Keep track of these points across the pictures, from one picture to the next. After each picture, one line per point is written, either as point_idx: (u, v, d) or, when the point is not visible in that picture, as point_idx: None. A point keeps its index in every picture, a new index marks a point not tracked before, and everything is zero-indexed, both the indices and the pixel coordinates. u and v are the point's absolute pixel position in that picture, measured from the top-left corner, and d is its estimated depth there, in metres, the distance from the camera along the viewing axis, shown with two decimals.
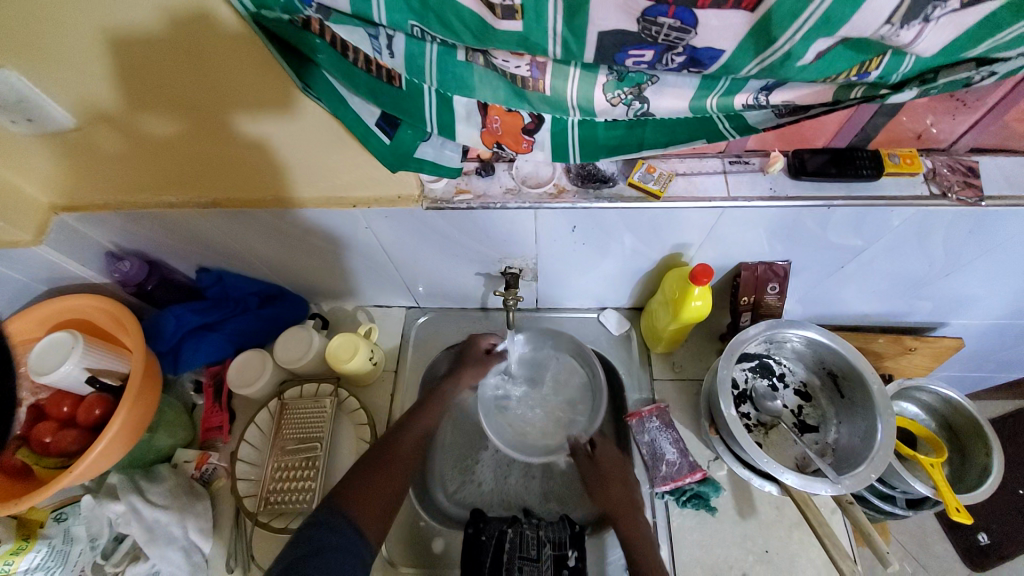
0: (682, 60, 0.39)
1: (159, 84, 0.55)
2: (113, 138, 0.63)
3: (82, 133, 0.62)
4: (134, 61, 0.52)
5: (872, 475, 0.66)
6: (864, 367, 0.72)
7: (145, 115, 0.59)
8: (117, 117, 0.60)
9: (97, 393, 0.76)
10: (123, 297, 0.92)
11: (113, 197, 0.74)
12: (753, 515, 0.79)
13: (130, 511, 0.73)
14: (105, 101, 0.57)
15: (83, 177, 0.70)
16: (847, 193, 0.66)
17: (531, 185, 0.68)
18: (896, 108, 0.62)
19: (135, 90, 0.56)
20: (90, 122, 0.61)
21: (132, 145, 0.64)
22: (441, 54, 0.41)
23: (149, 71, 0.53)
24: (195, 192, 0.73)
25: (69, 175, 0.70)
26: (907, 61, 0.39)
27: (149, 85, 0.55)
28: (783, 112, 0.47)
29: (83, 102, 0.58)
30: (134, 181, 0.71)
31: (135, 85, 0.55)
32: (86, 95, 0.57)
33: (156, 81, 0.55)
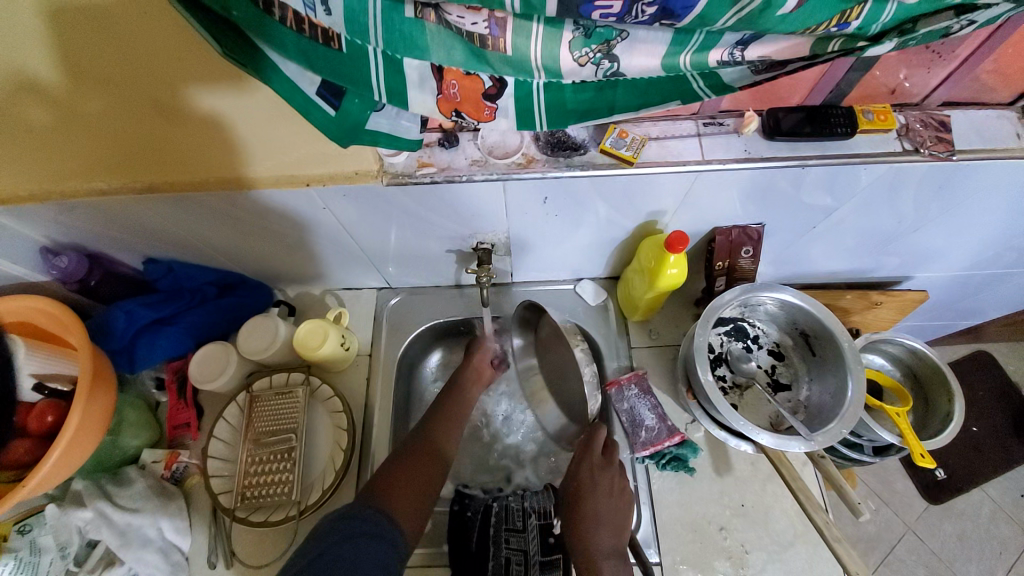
0: (653, 11, 0.35)
1: (98, 52, 0.48)
2: (38, 114, 0.55)
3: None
4: (75, 26, 0.46)
5: (843, 430, 0.68)
6: (835, 325, 0.73)
7: (83, 87, 0.52)
8: (48, 89, 0.52)
9: (47, 398, 0.71)
10: (66, 296, 0.85)
11: (43, 185, 0.65)
12: (730, 472, 0.82)
13: (98, 517, 0.70)
14: (37, 70, 0.50)
15: (4, 162, 0.62)
16: (822, 152, 0.64)
17: (497, 156, 0.64)
18: (872, 61, 0.60)
19: (73, 58, 0.49)
20: (8, 95, 0.52)
21: (63, 122, 0.56)
22: (386, 10, 0.36)
23: (89, 36, 0.47)
24: (140, 176, 0.66)
25: None
26: (889, 8, 0.38)
27: (84, 50, 0.48)
28: (760, 67, 0.44)
29: (1, 68, 0.49)
30: (66, 164, 0.63)
31: (71, 50, 0.48)
32: (8, 62, 0.49)
33: (91, 46, 0.48)
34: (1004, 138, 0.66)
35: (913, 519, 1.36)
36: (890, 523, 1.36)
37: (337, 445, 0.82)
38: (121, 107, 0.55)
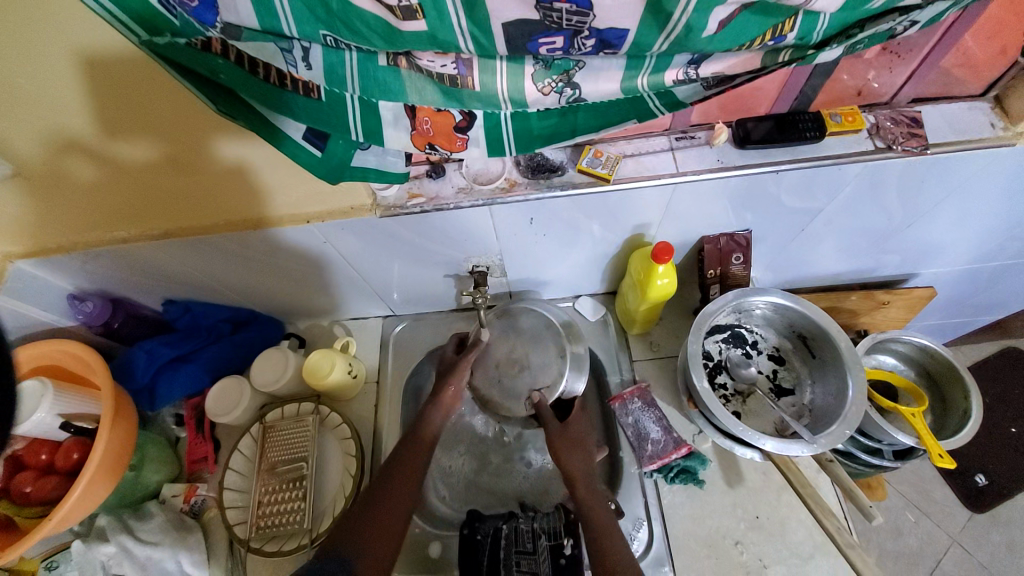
0: (593, 43, 0.39)
1: (125, 107, 0.53)
2: (87, 167, 0.61)
3: (53, 165, 0.60)
4: (100, 83, 0.50)
5: (845, 432, 0.67)
6: (831, 325, 0.73)
7: (116, 140, 0.57)
8: (83, 144, 0.58)
9: (74, 437, 0.75)
10: (93, 340, 0.90)
11: (90, 233, 0.72)
12: (742, 483, 0.80)
13: (120, 552, 0.72)
14: (73, 128, 0.55)
15: (56, 214, 0.68)
16: (794, 156, 0.67)
17: (482, 182, 0.68)
18: (831, 67, 0.63)
19: (105, 113, 0.54)
20: (60, 152, 0.58)
21: (108, 174, 0.62)
22: (362, 62, 0.41)
23: (115, 92, 0.51)
24: (176, 221, 0.71)
25: (40, 213, 0.68)
26: (822, 18, 0.40)
27: (111, 104, 0.53)
28: (711, 84, 0.47)
29: (41, 128, 0.55)
30: (110, 212, 0.69)
31: (101, 106, 0.53)
32: (48, 122, 0.54)
33: (120, 102, 0.53)
34: (977, 129, 0.68)
35: (956, 530, 1.29)
36: (933, 536, 1.28)
37: (346, 471, 0.84)
38: (151, 155, 0.60)
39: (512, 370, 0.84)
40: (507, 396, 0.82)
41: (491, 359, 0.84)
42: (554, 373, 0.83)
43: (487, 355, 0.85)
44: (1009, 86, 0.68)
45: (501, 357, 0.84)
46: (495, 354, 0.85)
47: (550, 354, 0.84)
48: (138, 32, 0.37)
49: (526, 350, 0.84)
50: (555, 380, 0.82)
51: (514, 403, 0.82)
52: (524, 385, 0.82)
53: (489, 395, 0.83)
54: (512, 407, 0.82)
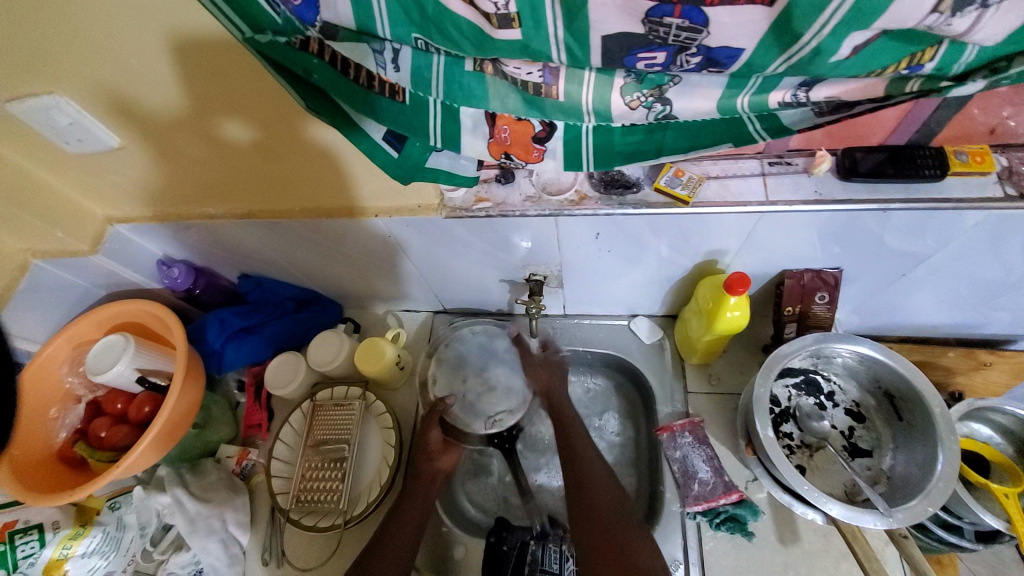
0: (698, 60, 0.36)
1: (223, 89, 0.56)
2: (194, 144, 0.65)
3: (166, 140, 0.65)
4: (203, 64, 0.53)
5: (928, 510, 0.59)
6: (927, 388, 0.65)
7: (219, 119, 0.60)
8: (187, 122, 0.62)
9: (148, 391, 0.82)
10: (175, 302, 0.99)
11: (192, 205, 0.78)
12: (796, 543, 0.73)
13: (174, 503, 0.78)
14: (180, 106, 0.59)
15: (166, 187, 0.74)
16: (906, 195, 0.59)
17: (551, 192, 0.65)
18: (965, 98, 0.54)
19: (209, 92, 0.57)
20: (173, 128, 0.63)
21: (211, 151, 0.66)
22: (448, 65, 0.40)
23: (216, 74, 0.54)
24: (268, 200, 0.75)
25: (155, 185, 0.74)
26: (969, 50, 0.35)
27: (212, 85, 0.56)
28: (824, 109, 0.42)
29: (154, 104, 0.59)
30: (211, 187, 0.73)
31: (204, 87, 0.56)
32: (158, 99, 0.59)
33: (222, 82, 0.55)
34: None
35: None
36: None
37: (384, 460, 0.86)
38: (245, 136, 0.63)
39: (481, 385, 0.88)
40: (469, 414, 0.86)
41: (462, 372, 0.89)
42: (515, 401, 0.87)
43: (461, 367, 0.90)
44: None
45: (472, 372, 0.89)
46: (467, 368, 0.90)
47: (512, 378, 0.89)
48: (243, 27, 0.38)
49: (495, 371, 0.89)
50: (516, 406, 0.87)
51: (473, 420, 0.86)
52: (487, 405, 0.87)
53: (455, 405, 0.86)
54: (471, 421, 0.85)
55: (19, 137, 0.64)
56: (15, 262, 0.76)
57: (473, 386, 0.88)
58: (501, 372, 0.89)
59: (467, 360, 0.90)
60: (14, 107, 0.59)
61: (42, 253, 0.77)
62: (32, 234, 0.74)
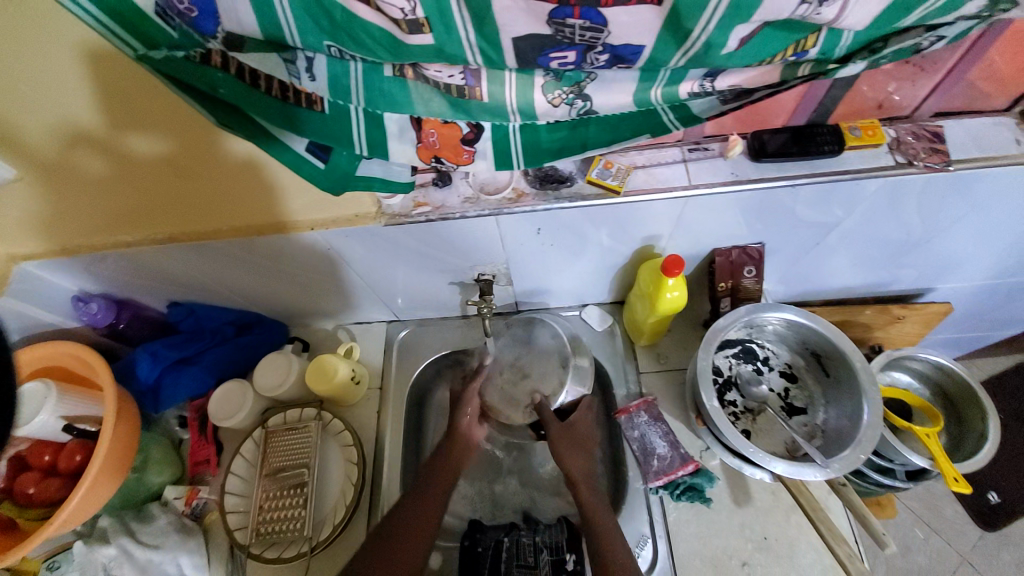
0: (606, 58, 0.37)
1: (135, 101, 0.52)
2: (98, 163, 0.60)
3: (64, 161, 0.59)
4: (109, 73, 0.49)
5: (860, 456, 0.65)
6: (846, 344, 0.71)
7: (127, 133, 0.56)
8: (95, 140, 0.57)
9: (77, 439, 0.75)
10: (98, 341, 0.90)
11: (101, 232, 0.71)
12: (749, 502, 0.78)
13: (122, 554, 0.72)
14: (84, 121, 0.55)
15: (69, 213, 0.67)
16: (810, 170, 0.65)
17: (488, 192, 0.66)
18: (852, 79, 0.60)
19: (113, 104, 0.53)
20: (72, 147, 0.58)
21: (120, 171, 0.61)
22: (367, 72, 0.39)
23: (124, 84, 0.50)
24: (190, 220, 0.70)
25: (54, 213, 0.67)
26: (846, 35, 0.39)
27: (122, 97, 0.52)
28: (728, 98, 0.45)
29: (53, 122, 0.54)
30: (122, 210, 0.68)
31: (113, 100, 0.52)
32: (58, 115, 0.54)
33: (127, 92, 0.51)
34: (1003, 145, 0.65)
35: (968, 550, 1.26)
36: (944, 555, 1.25)
37: (347, 479, 0.83)
38: (163, 153, 0.59)
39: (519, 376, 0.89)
40: (509, 403, 0.88)
41: (502, 361, 0.90)
42: (556, 382, 0.87)
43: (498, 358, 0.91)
44: None
45: (507, 363, 0.90)
46: (502, 359, 0.91)
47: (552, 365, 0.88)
48: (136, 44, 0.36)
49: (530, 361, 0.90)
50: (555, 390, 0.86)
51: (514, 410, 0.88)
52: (525, 392, 0.88)
53: (491, 398, 0.88)
54: (509, 410, 0.88)
55: None
56: None
57: (509, 376, 0.90)
58: (539, 361, 0.90)
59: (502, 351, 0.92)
60: None
61: None
62: None
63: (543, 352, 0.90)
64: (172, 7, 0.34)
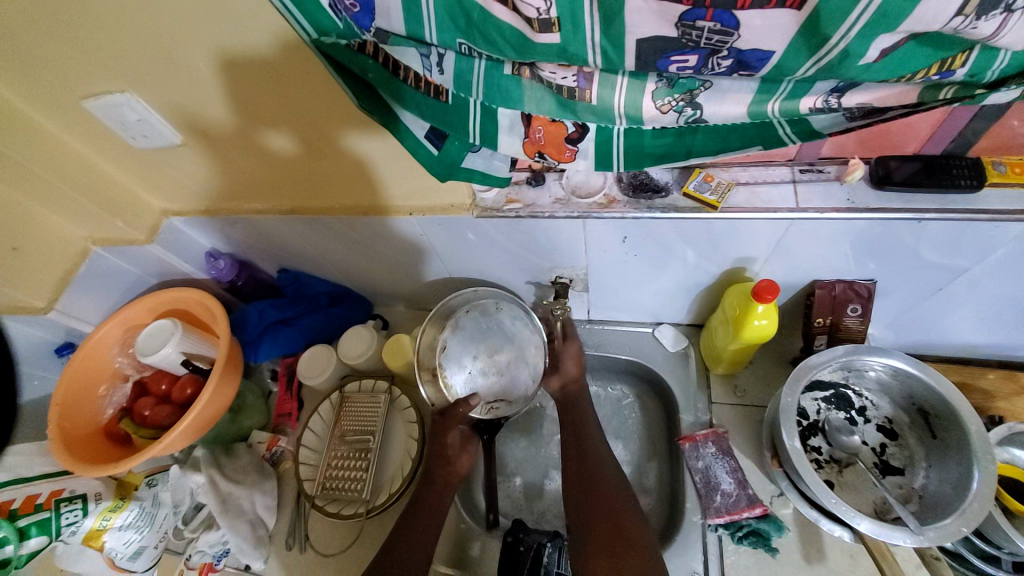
0: (729, 63, 0.37)
1: (277, 99, 0.61)
2: (241, 149, 0.71)
3: (217, 145, 0.71)
4: (260, 74, 0.58)
5: (962, 529, 0.57)
6: (962, 405, 0.62)
7: (268, 128, 0.66)
8: (242, 128, 0.67)
9: (190, 374, 0.87)
10: (218, 293, 1.04)
11: (232, 204, 0.83)
12: (823, 563, 0.71)
13: (207, 482, 0.81)
14: (234, 113, 0.64)
15: (211, 184, 0.80)
16: (942, 205, 0.58)
17: (581, 195, 0.67)
18: (1004, 109, 0.53)
19: (261, 103, 0.62)
20: (224, 134, 0.69)
21: (256, 157, 0.72)
22: (489, 69, 0.43)
23: (270, 86, 0.59)
24: (301, 202, 0.80)
25: (200, 183, 0.80)
26: (1002, 56, 0.35)
27: (267, 96, 0.60)
28: (856, 114, 0.42)
29: (214, 111, 0.65)
30: (251, 187, 0.79)
31: (259, 98, 0.61)
32: (219, 109, 0.64)
33: (271, 95, 0.60)
34: None
35: None
36: None
37: (406, 454, 0.88)
38: (289, 142, 0.68)
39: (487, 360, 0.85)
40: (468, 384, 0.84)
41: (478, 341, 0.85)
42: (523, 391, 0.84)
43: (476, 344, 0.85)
44: None
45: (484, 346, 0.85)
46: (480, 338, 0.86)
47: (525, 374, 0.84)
48: (310, 29, 0.41)
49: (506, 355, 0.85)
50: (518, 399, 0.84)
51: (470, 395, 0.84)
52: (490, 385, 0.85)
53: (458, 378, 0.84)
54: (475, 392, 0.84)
55: (89, 130, 0.71)
56: (76, 249, 0.81)
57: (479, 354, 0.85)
58: (515, 357, 0.85)
59: (484, 326, 0.86)
60: (92, 104, 0.65)
61: (100, 240, 0.83)
62: (94, 222, 0.80)
63: (523, 356, 0.85)
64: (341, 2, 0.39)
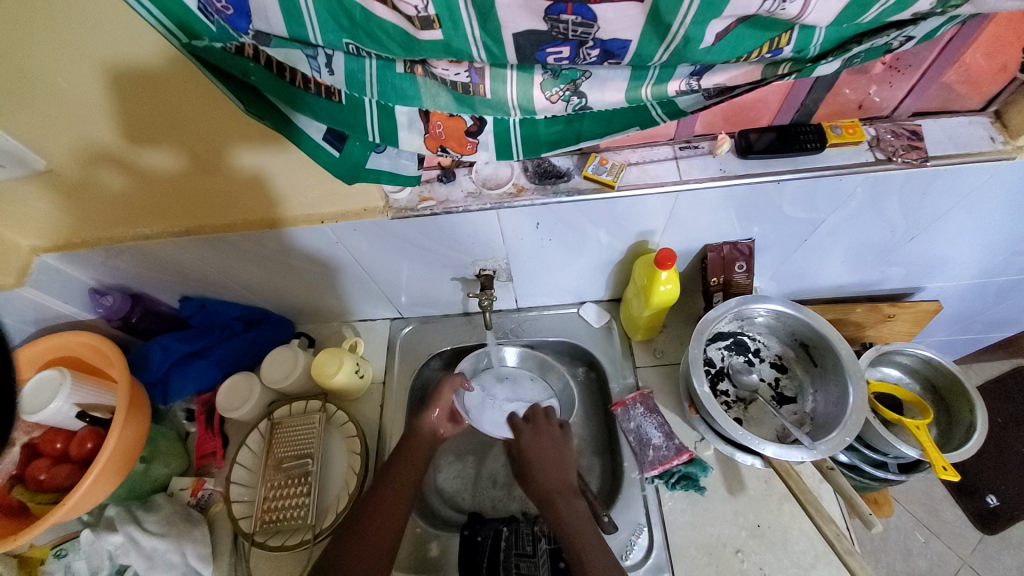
0: (597, 53, 0.42)
1: (148, 117, 0.57)
2: (113, 175, 0.65)
3: (83, 173, 0.65)
4: (126, 93, 0.54)
5: (847, 438, 0.68)
6: (832, 334, 0.74)
7: (143, 149, 0.61)
8: (109, 151, 0.61)
9: (89, 427, 0.77)
10: (111, 334, 0.93)
11: (111, 232, 0.75)
12: (743, 491, 0.80)
13: (128, 541, 0.73)
14: (100, 136, 0.59)
15: (77, 214, 0.72)
16: (794, 167, 0.68)
17: (490, 187, 0.70)
18: (829, 82, 0.64)
19: (133, 122, 0.57)
20: (90, 160, 0.63)
21: (132, 182, 0.66)
22: (380, 69, 0.43)
23: (139, 103, 0.55)
24: (189, 223, 0.75)
25: (63, 212, 0.71)
26: (818, 32, 0.42)
27: (136, 114, 0.56)
28: (712, 94, 0.49)
29: (73, 137, 0.59)
30: (130, 215, 0.73)
31: (128, 117, 0.57)
32: (79, 133, 0.59)
33: (147, 112, 0.56)
34: (976, 143, 0.69)
35: (967, 553, 1.27)
36: (944, 558, 1.26)
37: (350, 469, 0.85)
38: (170, 162, 0.63)
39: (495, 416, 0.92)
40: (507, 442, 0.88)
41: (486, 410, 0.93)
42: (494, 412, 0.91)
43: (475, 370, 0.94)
44: (1010, 100, 0.69)
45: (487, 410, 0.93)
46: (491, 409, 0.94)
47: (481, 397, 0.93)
48: (178, 34, 0.40)
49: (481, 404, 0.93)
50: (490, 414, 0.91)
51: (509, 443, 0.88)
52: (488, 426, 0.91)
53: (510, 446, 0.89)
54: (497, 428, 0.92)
55: None
56: None
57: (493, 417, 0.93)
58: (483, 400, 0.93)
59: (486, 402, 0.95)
60: None
61: None
62: None
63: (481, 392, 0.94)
64: (211, 4, 0.38)
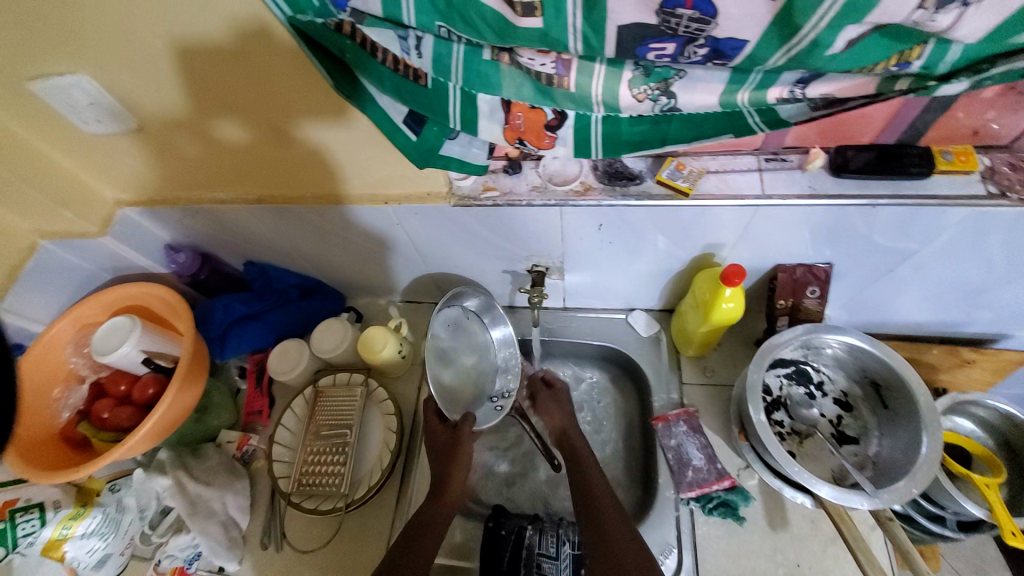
0: (705, 52, 0.39)
1: (218, 88, 0.59)
2: (191, 142, 0.69)
3: (166, 139, 0.68)
4: (198, 64, 0.56)
5: (914, 491, 0.62)
6: (911, 377, 0.68)
7: (215, 119, 0.64)
8: (186, 120, 0.64)
9: (153, 372, 0.83)
10: (180, 288, 0.99)
11: (185, 194, 0.79)
12: (785, 528, 0.76)
13: (175, 486, 0.77)
14: (178, 106, 0.62)
15: (159, 175, 0.76)
16: (894, 191, 0.62)
17: (556, 183, 0.68)
18: (949, 101, 0.57)
19: (203, 92, 0.59)
20: (170, 127, 0.66)
21: (207, 150, 0.70)
22: (467, 54, 0.42)
23: (216, 79, 0.57)
24: (257, 195, 0.78)
25: (149, 172, 0.76)
26: (954, 49, 0.37)
27: (209, 86, 0.58)
28: (819, 104, 0.45)
29: (153, 104, 0.62)
30: (200, 179, 0.76)
31: (204, 91, 0.59)
32: (161, 102, 0.62)
33: (216, 82, 0.58)
34: None
35: None
36: None
37: (384, 445, 0.87)
38: (239, 132, 0.66)
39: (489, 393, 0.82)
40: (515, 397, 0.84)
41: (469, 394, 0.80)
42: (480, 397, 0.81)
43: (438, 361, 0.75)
44: None
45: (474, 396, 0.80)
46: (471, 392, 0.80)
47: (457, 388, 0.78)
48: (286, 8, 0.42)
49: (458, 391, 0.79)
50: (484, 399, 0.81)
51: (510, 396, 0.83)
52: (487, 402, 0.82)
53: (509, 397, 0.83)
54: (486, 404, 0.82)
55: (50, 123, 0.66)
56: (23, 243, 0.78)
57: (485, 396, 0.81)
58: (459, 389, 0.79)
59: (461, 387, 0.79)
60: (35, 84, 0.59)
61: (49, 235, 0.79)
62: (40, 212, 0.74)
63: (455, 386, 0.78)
64: None
